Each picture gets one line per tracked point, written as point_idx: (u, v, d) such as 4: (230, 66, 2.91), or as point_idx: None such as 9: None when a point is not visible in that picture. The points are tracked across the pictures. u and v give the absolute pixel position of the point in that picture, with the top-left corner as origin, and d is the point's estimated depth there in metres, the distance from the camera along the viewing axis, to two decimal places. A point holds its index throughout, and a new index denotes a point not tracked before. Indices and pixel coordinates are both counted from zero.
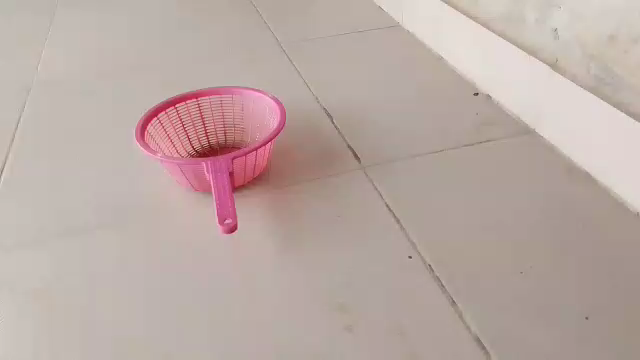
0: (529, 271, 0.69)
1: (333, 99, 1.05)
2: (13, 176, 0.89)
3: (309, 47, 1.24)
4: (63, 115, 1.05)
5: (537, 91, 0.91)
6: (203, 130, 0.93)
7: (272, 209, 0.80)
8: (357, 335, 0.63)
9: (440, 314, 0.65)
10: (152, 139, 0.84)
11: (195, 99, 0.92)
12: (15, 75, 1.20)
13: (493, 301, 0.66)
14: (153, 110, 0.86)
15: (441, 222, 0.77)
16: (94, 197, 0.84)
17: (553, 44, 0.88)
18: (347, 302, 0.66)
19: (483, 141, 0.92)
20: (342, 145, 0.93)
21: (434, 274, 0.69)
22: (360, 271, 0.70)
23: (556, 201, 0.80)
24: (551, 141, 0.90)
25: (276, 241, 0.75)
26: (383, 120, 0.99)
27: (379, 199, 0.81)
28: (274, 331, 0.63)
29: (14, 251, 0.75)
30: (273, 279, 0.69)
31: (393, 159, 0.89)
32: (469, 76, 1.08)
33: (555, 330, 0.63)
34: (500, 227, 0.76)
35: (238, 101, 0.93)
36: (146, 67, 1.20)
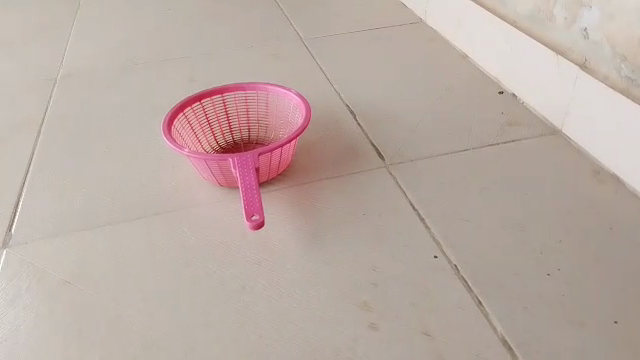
0: (556, 273, 0.69)
1: (356, 96, 1.05)
2: (41, 171, 0.91)
3: (331, 43, 1.24)
4: (88, 110, 1.06)
5: (564, 91, 0.90)
6: (228, 125, 0.94)
7: (296, 205, 0.81)
8: (381, 335, 0.63)
9: (465, 314, 0.65)
10: (179, 134, 0.84)
11: (221, 94, 0.92)
12: (41, 69, 1.22)
13: (520, 303, 0.66)
14: (180, 105, 0.87)
15: (466, 221, 0.77)
16: (120, 192, 0.85)
17: (582, 44, 0.86)
18: (372, 300, 0.67)
19: (508, 141, 0.92)
20: (366, 143, 0.93)
21: (459, 275, 0.69)
22: (384, 270, 0.70)
23: (583, 203, 0.79)
24: (577, 142, 0.90)
25: (300, 238, 0.75)
26: (407, 118, 0.98)
27: (403, 198, 0.81)
28: (300, 328, 0.64)
29: (43, 246, 0.76)
30: (299, 276, 0.70)
31: (417, 157, 0.89)
32: (494, 75, 1.07)
33: (583, 334, 0.62)
34: (526, 228, 0.75)
35: (263, 97, 0.93)
36: (169, 62, 1.21)
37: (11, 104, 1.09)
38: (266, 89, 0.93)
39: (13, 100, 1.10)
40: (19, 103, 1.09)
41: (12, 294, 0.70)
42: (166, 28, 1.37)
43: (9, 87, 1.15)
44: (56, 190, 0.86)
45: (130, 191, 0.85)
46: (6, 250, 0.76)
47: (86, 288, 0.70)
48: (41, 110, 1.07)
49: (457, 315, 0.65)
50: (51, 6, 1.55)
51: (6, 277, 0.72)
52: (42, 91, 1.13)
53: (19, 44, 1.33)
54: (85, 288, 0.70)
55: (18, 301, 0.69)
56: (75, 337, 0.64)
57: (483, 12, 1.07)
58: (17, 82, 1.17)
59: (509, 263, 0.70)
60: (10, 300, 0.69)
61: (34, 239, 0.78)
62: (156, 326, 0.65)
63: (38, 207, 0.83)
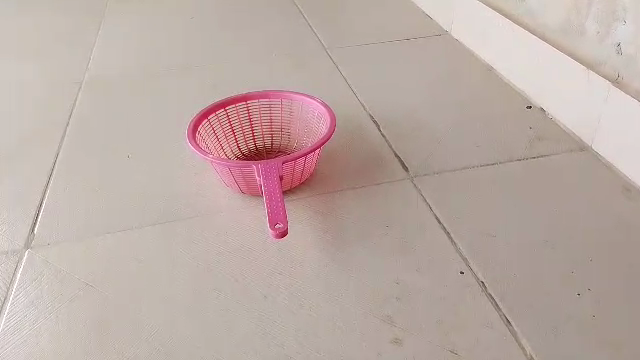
0: (587, 293, 0.67)
1: (380, 107, 1.04)
2: (65, 173, 0.91)
3: (355, 54, 1.23)
4: (112, 114, 1.07)
5: (594, 106, 0.88)
6: (251, 133, 0.94)
7: (319, 215, 0.80)
8: (405, 351, 0.61)
9: (493, 332, 0.63)
10: (203, 140, 0.84)
11: (245, 101, 0.92)
12: (67, 72, 1.24)
13: (550, 322, 0.64)
14: (204, 111, 0.87)
15: (493, 237, 0.75)
16: (142, 196, 0.85)
17: (615, 59, 0.85)
18: (396, 314, 0.65)
19: (537, 156, 0.90)
20: (390, 154, 0.92)
21: (487, 292, 0.67)
22: (408, 284, 0.69)
23: (614, 221, 0.76)
24: (607, 159, 0.87)
25: (323, 248, 0.74)
26: (431, 130, 0.97)
27: (428, 211, 0.80)
28: (322, 340, 0.63)
29: (65, 247, 0.76)
30: (321, 287, 0.69)
31: (442, 169, 0.88)
32: (522, 89, 1.05)
33: (618, 354, 0.60)
34: (555, 245, 0.73)
35: (287, 105, 0.93)
36: (192, 69, 1.22)
37: (37, 106, 1.10)
38: (290, 97, 0.92)
39: (39, 102, 1.12)
40: (45, 105, 1.11)
41: (33, 295, 0.70)
42: (191, 35, 1.38)
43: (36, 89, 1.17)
44: (79, 191, 0.87)
45: (152, 196, 0.85)
46: (28, 250, 0.77)
47: (106, 291, 0.69)
48: (66, 112, 1.09)
49: (484, 333, 0.63)
50: (75, 10, 1.57)
51: (28, 278, 0.72)
52: (68, 94, 1.15)
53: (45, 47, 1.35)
54: (106, 290, 0.69)
55: (39, 302, 0.69)
56: (95, 341, 0.64)
57: (512, 25, 1.06)
58: (43, 84, 1.19)
59: (538, 280, 0.68)
60: (31, 300, 0.69)
61: (57, 241, 0.78)
62: (176, 332, 0.64)
63: (61, 208, 0.84)
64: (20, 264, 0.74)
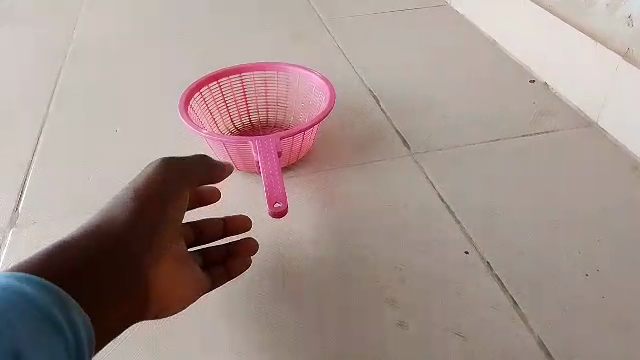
0: (595, 274, 0.65)
1: (379, 82, 1.01)
2: (50, 150, 0.88)
3: (352, 26, 1.20)
4: (99, 88, 1.03)
5: (602, 81, 0.85)
6: (245, 107, 0.90)
7: (318, 194, 0.77)
8: (410, 335, 0.59)
9: (500, 315, 0.61)
10: (195, 114, 0.81)
11: (238, 74, 0.88)
12: (52, 46, 1.19)
13: (557, 304, 0.62)
14: (196, 84, 0.83)
15: (498, 216, 0.73)
16: (131, 174, 0.82)
17: (625, 33, 0.82)
18: (399, 296, 0.63)
19: (542, 132, 0.87)
20: (390, 130, 0.89)
21: (493, 273, 0.65)
22: (413, 265, 0.66)
23: (623, 200, 0.74)
24: (614, 135, 0.85)
25: (323, 227, 0.71)
26: (432, 104, 0.94)
27: (430, 189, 0.77)
28: (324, 323, 0.60)
29: (52, 225, 0.74)
30: (322, 267, 0.66)
31: (444, 146, 0.85)
32: (525, 63, 1.02)
33: (629, 337, 0.58)
34: (562, 224, 0.71)
35: (283, 78, 0.89)
36: (184, 42, 1.18)
37: (22, 81, 1.06)
38: (286, 70, 0.88)
39: (23, 78, 1.08)
40: (30, 80, 1.07)
41: None
42: (182, 7, 1.34)
43: (19, 64, 1.13)
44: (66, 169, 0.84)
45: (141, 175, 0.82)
46: (13, 228, 0.73)
47: None
48: (52, 87, 1.05)
49: (491, 316, 0.61)
50: None
51: (13, 258, 0.69)
52: (55, 69, 1.11)
53: (28, 22, 1.31)
54: None
55: None
56: None
57: None
58: (28, 59, 1.14)
59: (545, 261, 0.66)
60: None
61: (37, 220, 0.75)
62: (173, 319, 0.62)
63: (44, 187, 0.80)
64: (4, 242, 0.71)
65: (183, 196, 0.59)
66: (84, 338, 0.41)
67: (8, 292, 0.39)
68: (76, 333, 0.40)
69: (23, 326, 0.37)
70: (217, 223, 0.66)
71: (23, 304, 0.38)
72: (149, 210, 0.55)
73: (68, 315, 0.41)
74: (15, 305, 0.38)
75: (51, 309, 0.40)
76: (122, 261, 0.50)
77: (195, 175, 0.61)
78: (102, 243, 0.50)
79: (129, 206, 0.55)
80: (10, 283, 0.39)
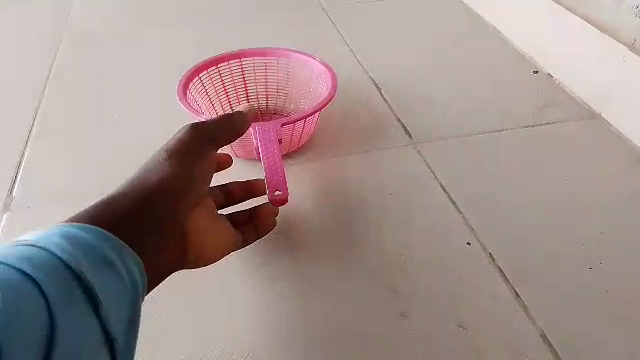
0: (598, 267, 0.64)
1: (381, 70, 1.00)
2: (45, 135, 0.87)
3: (353, 13, 1.18)
4: (95, 72, 1.02)
5: (607, 73, 0.84)
6: (245, 93, 0.88)
7: (319, 182, 0.76)
8: (411, 326, 0.58)
9: (502, 306, 0.60)
10: (194, 99, 0.80)
11: (238, 59, 0.87)
12: (48, 30, 1.17)
13: (560, 296, 0.61)
14: (195, 68, 0.82)
15: (500, 207, 0.72)
16: (127, 163, 0.80)
17: (631, 23, 0.80)
18: (400, 286, 0.62)
19: (545, 122, 0.86)
20: (392, 118, 0.88)
21: (495, 264, 0.65)
22: (414, 254, 0.66)
23: (627, 193, 0.73)
24: (618, 127, 0.84)
25: (324, 217, 0.71)
26: (434, 93, 0.93)
27: (432, 178, 0.76)
28: (323, 312, 0.60)
29: (46, 211, 0.73)
30: (322, 257, 0.66)
31: (446, 136, 0.84)
32: (529, 53, 1.01)
33: (631, 330, 0.58)
34: (565, 216, 0.70)
35: (284, 64, 0.88)
36: (182, 27, 1.16)
37: (17, 67, 1.04)
38: (287, 56, 0.87)
39: (18, 63, 1.06)
40: (23, 66, 1.05)
41: None
42: None
43: (11, 49, 1.10)
44: (54, 166, 0.81)
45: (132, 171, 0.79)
46: (7, 213, 0.73)
47: None
48: (46, 74, 1.03)
49: (493, 307, 0.60)
50: None
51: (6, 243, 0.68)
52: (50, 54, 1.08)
53: (24, 5, 1.29)
54: None
55: None
56: None
57: None
58: (23, 44, 1.12)
59: (548, 253, 0.66)
60: None
61: (21, 221, 0.72)
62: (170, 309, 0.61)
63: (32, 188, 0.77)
64: None
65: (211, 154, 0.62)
66: (139, 288, 0.44)
67: (77, 240, 0.41)
68: (134, 283, 0.43)
69: (95, 270, 0.40)
70: (242, 187, 0.69)
71: (93, 249, 0.41)
72: (180, 171, 0.57)
73: (126, 265, 0.43)
74: (84, 252, 0.40)
75: (113, 258, 0.42)
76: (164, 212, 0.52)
77: (220, 137, 0.64)
78: (145, 196, 0.52)
79: (164, 165, 0.57)
80: (76, 232, 0.42)
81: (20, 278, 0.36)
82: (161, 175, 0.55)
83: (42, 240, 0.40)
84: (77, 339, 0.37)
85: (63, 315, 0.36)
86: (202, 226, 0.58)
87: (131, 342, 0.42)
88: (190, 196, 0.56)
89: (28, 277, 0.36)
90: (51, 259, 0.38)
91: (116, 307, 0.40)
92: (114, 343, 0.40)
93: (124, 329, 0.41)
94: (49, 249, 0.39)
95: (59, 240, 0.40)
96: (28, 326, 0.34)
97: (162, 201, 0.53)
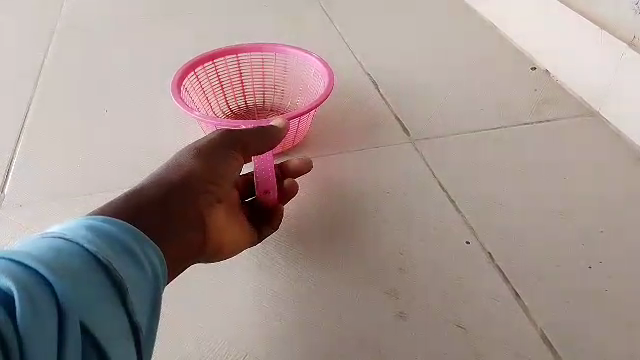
0: (598, 266, 0.63)
1: (378, 67, 0.99)
2: (37, 132, 0.86)
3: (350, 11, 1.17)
4: (89, 69, 1.01)
5: (605, 69, 0.84)
6: (241, 90, 0.87)
7: (317, 182, 0.75)
8: (410, 326, 0.58)
9: (502, 306, 0.60)
10: (188, 94, 0.78)
11: (235, 55, 0.85)
12: (41, 27, 1.16)
13: (559, 296, 0.60)
14: (191, 63, 0.80)
15: (499, 206, 0.71)
16: (122, 161, 0.79)
17: (630, 20, 0.80)
18: (400, 285, 0.62)
19: (544, 121, 0.85)
20: (390, 116, 0.87)
21: (494, 263, 0.64)
22: (413, 254, 0.65)
23: (626, 191, 0.73)
24: (616, 124, 0.83)
25: (321, 217, 0.70)
26: (432, 90, 0.92)
27: (431, 177, 0.75)
28: (321, 313, 0.59)
29: (38, 209, 0.72)
30: (319, 257, 0.65)
31: (445, 134, 0.83)
32: (527, 51, 1.01)
33: (631, 330, 0.57)
34: (564, 215, 0.70)
35: (282, 61, 0.86)
36: (177, 25, 1.14)
37: (13, 62, 1.03)
38: (285, 52, 0.85)
39: (14, 58, 1.05)
40: (16, 62, 1.03)
41: None
42: None
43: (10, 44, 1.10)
44: (41, 169, 0.79)
45: (126, 171, 0.78)
46: None
47: None
48: (39, 70, 1.01)
49: (492, 307, 0.59)
50: None
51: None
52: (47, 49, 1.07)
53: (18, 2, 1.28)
54: None
55: None
56: None
57: None
58: (21, 39, 1.11)
59: (547, 252, 0.65)
60: None
61: (3, 228, 0.69)
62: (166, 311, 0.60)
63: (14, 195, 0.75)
64: None
65: (239, 158, 0.60)
66: (164, 280, 0.42)
67: (101, 233, 0.39)
68: (156, 277, 0.40)
69: (119, 261, 0.37)
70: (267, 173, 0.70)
71: (113, 243, 0.39)
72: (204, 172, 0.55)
73: (149, 258, 0.41)
74: (107, 244, 0.38)
75: (137, 250, 0.40)
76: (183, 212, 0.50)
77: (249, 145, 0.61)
78: (168, 196, 0.50)
79: (187, 166, 0.55)
80: (99, 225, 0.39)
81: (41, 271, 0.34)
82: (184, 175, 0.53)
83: (65, 233, 0.38)
84: (100, 334, 0.34)
85: (83, 312, 0.34)
86: (221, 229, 0.57)
87: (154, 338, 0.40)
88: (209, 198, 0.54)
89: (48, 271, 0.34)
90: (68, 255, 0.36)
91: (140, 302, 0.38)
92: (138, 339, 0.38)
93: (148, 324, 0.39)
94: (72, 242, 0.37)
95: (81, 233, 0.38)
96: (47, 320, 0.32)
97: (182, 202, 0.51)
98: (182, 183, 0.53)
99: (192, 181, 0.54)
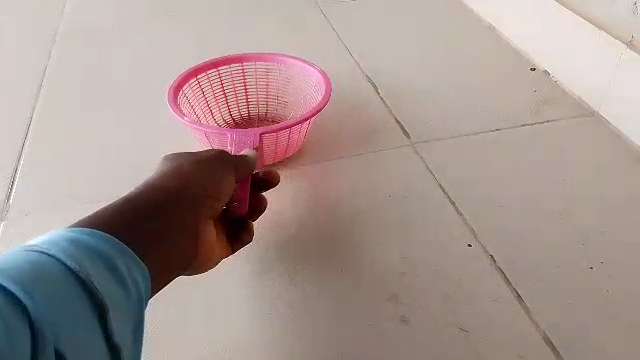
0: (600, 267, 0.64)
1: (378, 70, 0.99)
2: (40, 139, 0.86)
3: (349, 13, 1.18)
4: (89, 73, 1.01)
5: (603, 69, 0.84)
6: (245, 98, 0.88)
7: (318, 186, 0.76)
8: (413, 331, 0.58)
9: (505, 309, 0.60)
10: (187, 101, 0.80)
11: (240, 63, 0.86)
12: (41, 30, 1.16)
13: (561, 298, 0.61)
14: (192, 70, 0.82)
15: (500, 208, 0.72)
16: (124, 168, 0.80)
17: (628, 20, 0.80)
18: (403, 289, 0.62)
19: (543, 121, 0.86)
20: (391, 120, 0.87)
21: (497, 266, 0.64)
22: (415, 258, 0.65)
23: (626, 191, 0.73)
24: (614, 123, 0.84)
25: (323, 221, 0.71)
26: (431, 92, 0.93)
27: (432, 180, 0.76)
28: (325, 319, 0.60)
29: (43, 218, 0.72)
30: (322, 262, 0.66)
31: (445, 136, 0.84)
32: (525, 51, 1.01)
33: (632, 330, 0.58)
34: (565, 216, 0.70)
35: (285, 71, 0.86)
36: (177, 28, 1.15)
37: (15, 66, 1.04)
38: (289, 63, 0.85)
39: (16, 62, 1.05)
40: (17, 66, 1.03)
41: None
42: None
43: (13, 47, 1.10)
44: (44, 177, 0.79)
45: (129, 178, 0.78)
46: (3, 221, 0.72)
47: None
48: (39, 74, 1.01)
49: (495, 310, 0.60)
50: None
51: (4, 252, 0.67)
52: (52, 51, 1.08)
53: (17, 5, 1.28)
54: None
55: None
56: None
57: None
58: (22, 42, 1.12)
59: (548, 254, 0.66)
60: None
61: (5, 236, 0.70)
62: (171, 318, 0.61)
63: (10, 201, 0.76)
64: None
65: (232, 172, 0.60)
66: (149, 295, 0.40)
67: (81, 247, 0.37)
68: (139, 293, 0.39)
69: (99, 277, 0.36)
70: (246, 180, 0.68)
71: (93, 257, 0.37)
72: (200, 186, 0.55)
73: (132, 273, 0.39)
74: (86, 256, 0.36)
75: (119, 264, 0.38)
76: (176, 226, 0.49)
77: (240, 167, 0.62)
78: (162, 207, 0.49)
79: (183, 177, 0.54)
80: (81, 237, 0.38)
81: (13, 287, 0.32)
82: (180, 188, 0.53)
83: (42, 246, 0.36)
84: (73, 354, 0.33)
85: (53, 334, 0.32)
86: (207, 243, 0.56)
87: (139, 355, 0.39)
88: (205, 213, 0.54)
89: (24, 284, 0.33)
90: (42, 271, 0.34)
91: (120, 321, 0.36)
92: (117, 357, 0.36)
93: (132, 342, 0.38)
94: (49, 255, 0.35)
95: (60, 245, 0.36)
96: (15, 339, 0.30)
97: (178, 215, 0.50)
98: (178, 189, 0.52)
99: (188, 187, 0.54)
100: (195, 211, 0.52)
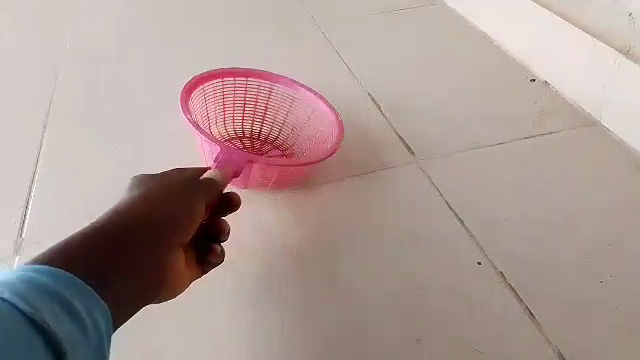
0: (608, 281, 0.67)
1: (371, 77, 0.98)
2: (49, 156, 0.79)
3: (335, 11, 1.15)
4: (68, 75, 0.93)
5: (603, 79, 0.87)
6: (261, 117, 0.88)
7: (321, 201, 0.75)
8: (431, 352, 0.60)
9: (517, 327, 0.62)
10: (200, 97, 0.82)
11: (270, 82, 0.86)
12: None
13: (570, 314, 0.63)
14: (221, 71, 0.84)
15: (506, 223, 0.73)
16: None
17: (625, 31, 0.85)
18: (418, 310, 0.63)
19: (545, 133, 0.87)
20: (390, 132, 0.87)
21: (508, 284, 0.66)
22: (426, 278, 0.66)
23: (628, 202, 0.76)
24: (617, 133, 0.87)
25: (330, 239, 0.70)
26: (430, 103, 0.93)
27: (436, 195, 0.76)
28: (341, 342, 0.60)
29: None
30: (332, 284, 0.65)
31: (447, 151, 0.84)
32: (520, 58, 1.01)
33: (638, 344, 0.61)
34: (572, 230, 0.72)
35: (310, 107, 0.86)
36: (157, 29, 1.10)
37: None
38: (317, 101, 0.85)
39: None
40: None
41: None
42: None
43: None
44: (59, 201, 0.73)
45: None
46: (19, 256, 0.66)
47: None
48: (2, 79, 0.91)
49: (508, 328, 0.62)
50: None
51: None
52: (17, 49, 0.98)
53: None
54: None
55: None
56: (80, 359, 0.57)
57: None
58: None
59: (556, 270, 0.68)
60: None
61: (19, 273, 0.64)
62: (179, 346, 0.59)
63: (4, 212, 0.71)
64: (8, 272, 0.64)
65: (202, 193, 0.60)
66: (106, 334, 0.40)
67: (32, 286, 0.37)
68: (97, 331, 0.39)
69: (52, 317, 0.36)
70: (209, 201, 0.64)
71: (46, 297, 0.37)
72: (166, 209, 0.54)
73: (88, 312, 0.39)
74: (40, 298, 0.36)
75: (76, 304, 0.38)
76: (138, 251, 0.49)
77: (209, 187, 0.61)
78: (125, 231, 0.49)
79: (147, 199, 0.55)
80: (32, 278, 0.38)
81: None
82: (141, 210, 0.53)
83: None
84: None
85: None
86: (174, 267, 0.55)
87: None
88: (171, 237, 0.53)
89: None
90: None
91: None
92: None
93: None
94: (0, 299, 0.35)
95: (11, 285, 0.36)
96: None
97: (139, 238, 0.50)
98: (147, 211, 0.53)
99: (158, 210, 0.54)
100: (163, 234, 0.52)
